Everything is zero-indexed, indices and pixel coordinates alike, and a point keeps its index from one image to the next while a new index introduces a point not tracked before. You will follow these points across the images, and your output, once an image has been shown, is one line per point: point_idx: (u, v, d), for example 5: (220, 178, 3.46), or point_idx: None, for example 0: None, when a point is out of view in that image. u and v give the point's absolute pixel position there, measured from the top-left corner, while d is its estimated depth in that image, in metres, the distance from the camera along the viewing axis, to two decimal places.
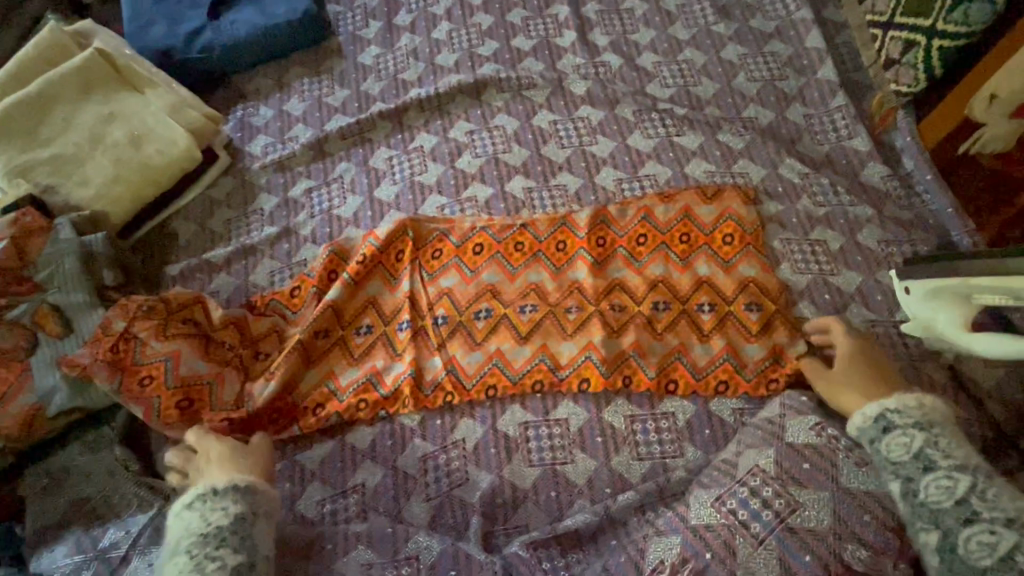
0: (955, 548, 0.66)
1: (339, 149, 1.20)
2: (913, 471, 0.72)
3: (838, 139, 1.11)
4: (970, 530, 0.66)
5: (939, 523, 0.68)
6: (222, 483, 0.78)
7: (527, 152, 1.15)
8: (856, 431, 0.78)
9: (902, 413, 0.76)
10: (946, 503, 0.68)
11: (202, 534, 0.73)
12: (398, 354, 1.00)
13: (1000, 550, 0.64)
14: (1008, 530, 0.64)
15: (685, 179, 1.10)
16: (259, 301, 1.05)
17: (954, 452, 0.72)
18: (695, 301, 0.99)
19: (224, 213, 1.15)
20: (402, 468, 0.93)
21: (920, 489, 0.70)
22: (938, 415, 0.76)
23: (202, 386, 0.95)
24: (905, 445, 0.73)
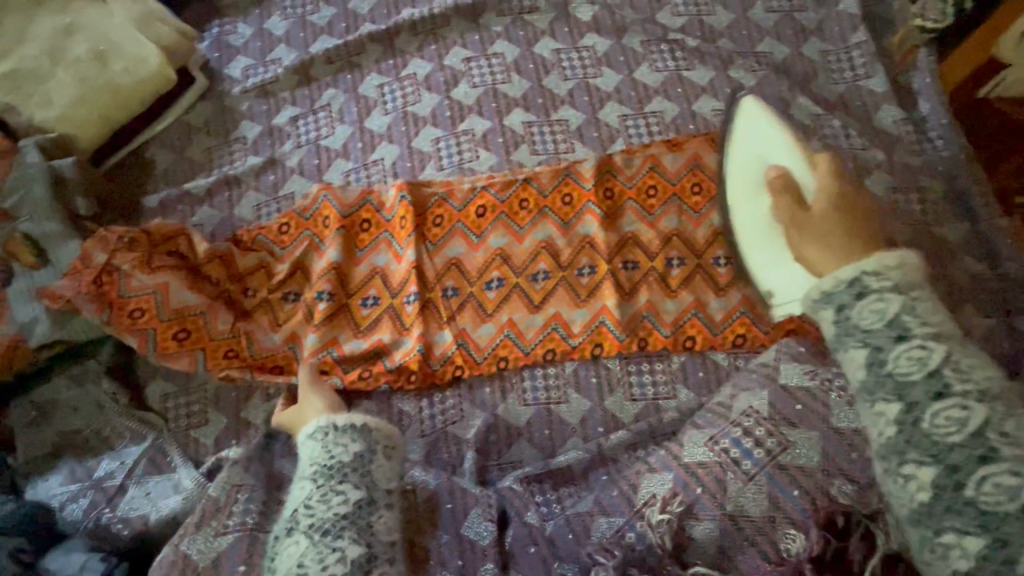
0: (919, 423, 0.57)
1: (325, 74, 1.11)
2: (885, 340, 0.60)
3: (855, 78, 1.06)
4: (940, 404, 0.57)
5: (904, 396, 0.59)
6: (342, 419, 0.74)
7: (528, 84, 1.08)
8: (819, 295, 0.65)
9: (880, 276, 0.62)
10: (916, 375, 0.58)
11: (326, 466, 0.71)
12: (406, 328, 0.96)
13: (972, 427, 0.55)
14: (979, 404, 0.56)
15: (692, 117, 1.05)
16: (245, 235, 1.00)
17: (931, 318, 0.60)
18: (710, 255, 0.99)
19: (203, 141, 1.08)
20: (397, 405, 0.93)
21: (890, 360, 0.60)
22: (920, 275, 0.62)
23: (196, 316, 0.92)
24: (880, 311, 0.61)
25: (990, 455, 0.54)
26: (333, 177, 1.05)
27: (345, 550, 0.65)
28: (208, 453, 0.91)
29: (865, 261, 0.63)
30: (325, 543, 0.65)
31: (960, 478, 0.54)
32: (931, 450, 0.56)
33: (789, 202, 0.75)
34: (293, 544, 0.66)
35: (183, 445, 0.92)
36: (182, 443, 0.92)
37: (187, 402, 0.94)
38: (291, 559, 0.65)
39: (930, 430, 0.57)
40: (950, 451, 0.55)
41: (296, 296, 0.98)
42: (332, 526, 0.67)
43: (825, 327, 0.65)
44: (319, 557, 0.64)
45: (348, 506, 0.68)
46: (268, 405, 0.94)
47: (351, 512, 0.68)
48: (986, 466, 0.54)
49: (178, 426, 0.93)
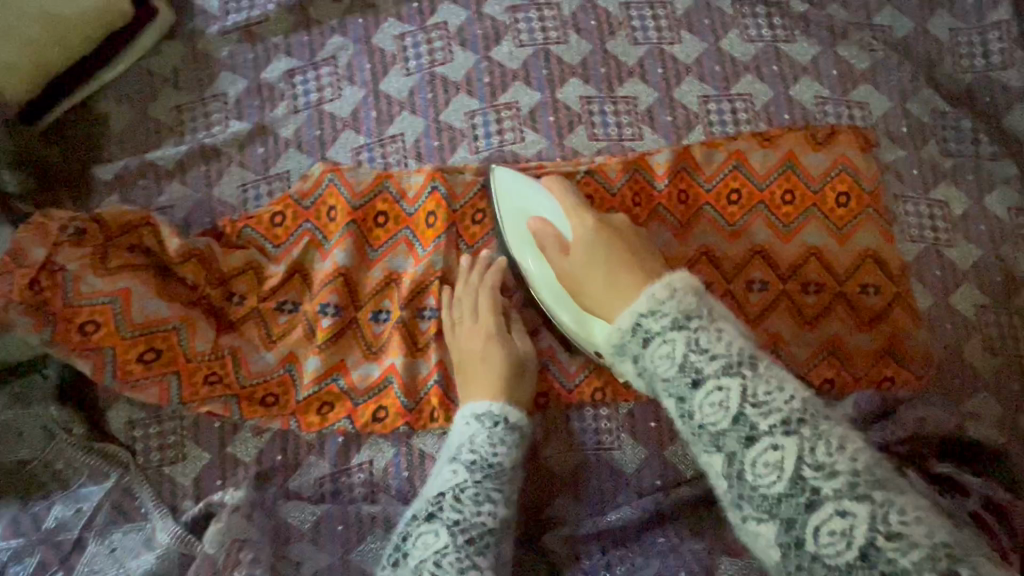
0: (743, 474, 0.53)
1: (330, 15, 0.87)
2: (681, 389, 0.58)
3: (987, 67, 0.87)
4: (754, 451, 0.53)
5: (722, 446, 0.55)
6: (515, 416, 0.71)
7: (588, 47, 0.86)
8: (614, 344, 0.65)
9: (653, 317, 0.62)
10: (721, 424, 0.55)
11: (488, 462, 0.67)
12: (422, 349, 0.80)
13: (789, 471, 0.51)
14: (787, 438, 0.52)
15: (788, 105, 0.85)
16: (227, 226, 0.79)
17: (717, 348, 0.57)
18: (801, 279, 0.81)
19: (170, 96, 0.84)
20: (417, 446, 0.78)
21: (695, 410, 0.57)
22: (697, 301, 0.62)
23: (168, 332, 0.74)
24: (668, 354, 0.59)
25: (812, 501, 0.49)
26: (339, 155, 0.83)
27: (482, 570, 0.59)
28: (188, 497, 0.75)
29: (640, 301, 0.63)
30: (466, 551, 0.60)
31: (799, 534, 0.50)
32: (763, 504, 0.52)
33: (554, 246, 0.75)
34: (432, 534, 0.61)
35: (156, 484, 0.76)
36: (154, 482, 0.76)
37: (160, 433, 0.77)
38: (428, 549, 0.60)
39: (756, 482, 0.52)
40: (777, 503, 0.51)
41: (294, 306, 0.79)
42: (479, 536, 0.62)
43: (631, 378, 0.65)
44: (459, 564, 0.59)
45: (495, 520, 0.63)
46: (260, 440, 0.77)
47: (494, 528, 0.63)
48: (813, 514, 0.49)
49: (150, 462, 0.76)
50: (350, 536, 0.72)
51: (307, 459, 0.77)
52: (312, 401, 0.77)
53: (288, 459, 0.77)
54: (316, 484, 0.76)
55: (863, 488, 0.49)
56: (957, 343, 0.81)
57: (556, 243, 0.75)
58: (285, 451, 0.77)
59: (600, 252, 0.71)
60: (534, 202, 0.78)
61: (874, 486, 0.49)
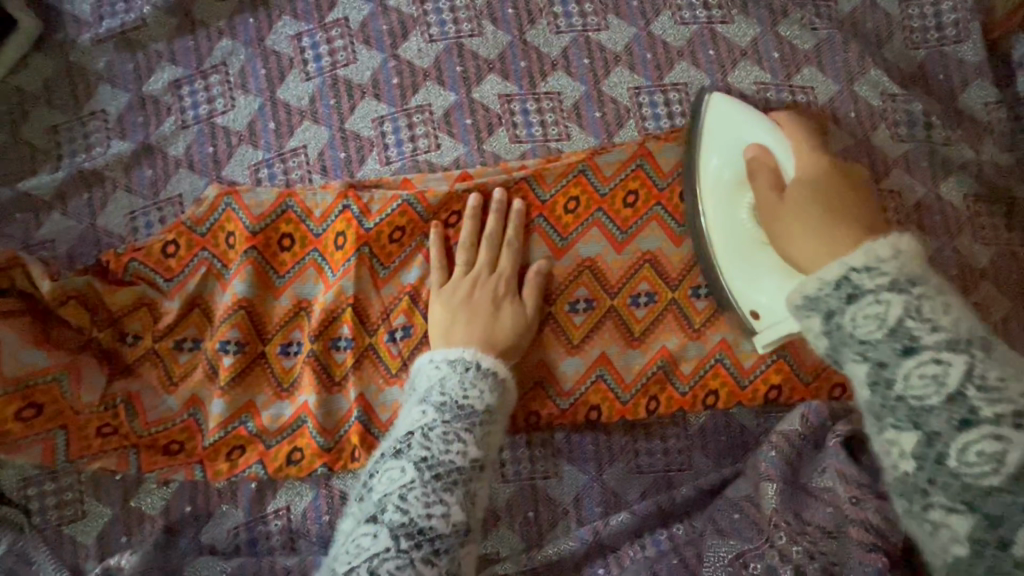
0: (943, 459, 0.42)
1: (218, 15, 0.78)
2: (887, 355, 0.44)
3: (940, 41, 0.80)
4: (964, 436, 0.41)
5: (921, 423, 0.42)
6: (488, 362, 0.62)
7: (506, 38, 0.78)
8: (803, 299, 0.48)
9: (873, 272, 0.45)
10: (933, 400, 0.42)
11: (458, 403, 0.57)
12: (339, 383, 0.73)
13: (1013, 463, 0.39)
14: (1019, 430, 0.40)
15: (727, 93, 0.78)
16: (110, 261, 0.72)
17: (942, 319, 0.43)
18: None
19: (44, 116, 0.76)
20: (338, 487, 0.72)
21: (896, 379, 0.44)
22: (925, 267, 0.46)
23: (48, 384, 0.67)
24: (878, 317, 0.44)
25: (969, 421, 0.41)
26: (236, 172, 0.76)
27: (449, 508, 0.51)
28: (91, 558, 0.70)
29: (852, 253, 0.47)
30: (432, 487, 0.51)
31: (1002, 528, 0.39)
32: (962, 491, 0.41)
33: (768, 181, 0.62)
34: (398, 469, 0.53)
35: (55, 547, 0.70)
36: (53, 544, 0.70)
37: (56, 491, 0.71)
38: (391, 485, 0.52)
39: (961, 469, 0.41)
40: (982, 495, 0.40)
41: (194, 343, 0.73)
42: (448, 474, 0.52)
43: (815, 343, 0.48)
44: (423, 499, 0.51)
45: (467, 460, 0.54)
46: (166, 491, 0.71)
47: (465, 468, 0.53)
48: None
49: (47, 522, 0.70)
50: None
51: (219, 508, 0.71)
52: (220, 447, 0.71)
53: (198, 509, 0.71)
54: (230, 534, 0.71)
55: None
56: None
57: (768, 173, 0.62)
58: (194, 501, 0.71)
59: (839, 188, 0.55)
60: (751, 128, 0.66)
61: None
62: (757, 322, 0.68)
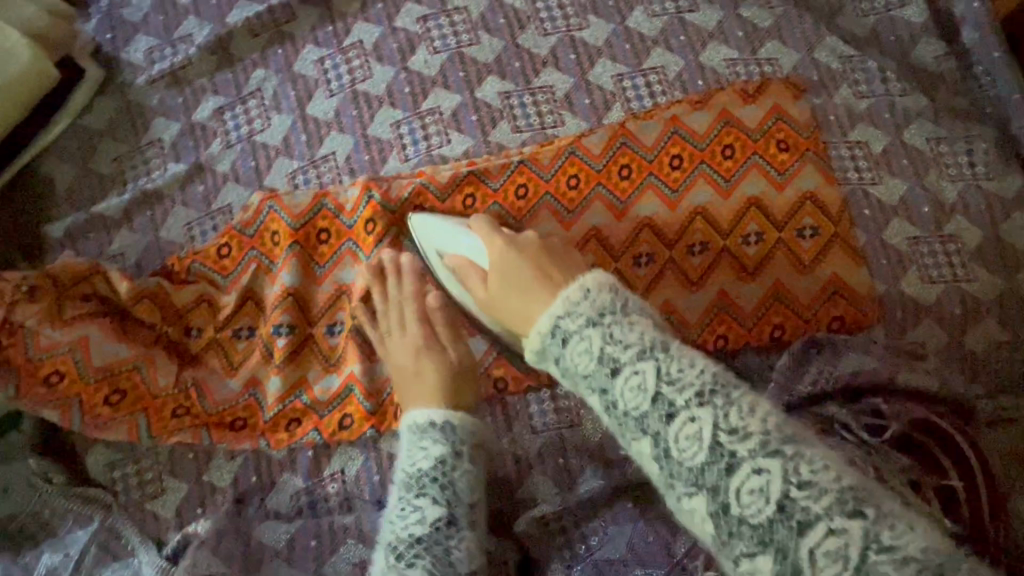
0: (669, 453, 0.45)
1: (250, 50, 0.90)
2: (602, 380, 0.49)
3: (887, 8, 0.89)
4: (620, 383, 0.48)
5: (646, 429, 0.46)
6: (420, 416, 0.63)
7: (500, 44, 0.89)
8: (536, 349, 0.55)
9: (572, 316, 0.52)
10: (644, 408, 0.46)
11: (405, 476, 0.60)
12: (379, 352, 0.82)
13: (708, 440, 0.44)
14: (705, 408, 0.45)
15: (700, 71, 0.88)
16: (175, 264, 0.82)
17: (631, 335, 0.49)
18: (741, 231, 0.83)
19: (110, 149, 0.88)
20: (386, 449, 0.80)
21: (617, 401, 0.48)
22: (616, 291, 0.53)
23: (130, 372, 0.77)
24: (587, 351, 0.50)
25: (731, 463, 0.42)
26: (277, 181, 0.87)
27: None
28: (172, 528, 0.77)
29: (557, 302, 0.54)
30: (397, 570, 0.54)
31: (723, 498, 0.42)
32: (689, 476, 0.44)
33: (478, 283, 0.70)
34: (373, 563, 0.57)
35: (139, 521, 0.78)
36: (138, 519, 0.77)
37: (137, 471, 0.79)
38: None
39: (680, 458, 0.45)
40: (702, 473, 0.43)
41: (250, 332, 0.82)
42: (406, 550, 0.55)
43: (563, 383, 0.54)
44: None
45: (425, 526, 0.56)
46: (234, 464, 0.79)
47: (428, 534, 0.56)
48: (805, 536, 0.39)
49: (131, 500, 0.79)
50: (325, 549, 0.74)
51: (282, 475, 0.80)
52: (280, 420, 0.80)
53: (263, 479, 0.80)
54: (293, 498, 0.79)
55: (708, 395, 0.45)
56: (894, 278, 0.83)
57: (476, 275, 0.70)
58: (260, 471, 0.80)
59: (513, 274, 0.64)
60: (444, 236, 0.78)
61: (717, 390, 0.45)
62: None
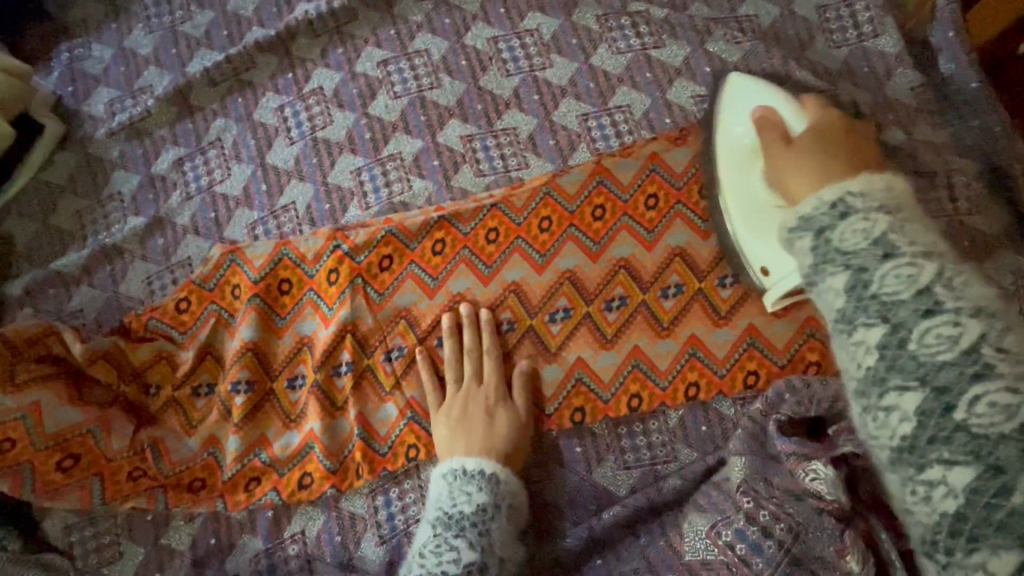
0: (904, 344, 0.47)
1: (210, 100, 0.89)
2: (868, 260, 0.50)
3: (859, 38, 0.87)
4: (888, 266, 0.49)
5: (889, 317, 0.48)
6: (471, 462, 0.72)
7: (462, 86, 0.88)
8: (796, 222, 0.55)
9: (864, 196, 0.52)
10: (905, 294, 0.48)
11: (447, 514, 0.69)
12: (340, 407, 0.80)
13: (965, 343, 0.45)
14: (974, 320, 0.46)
15: (668, 109, 0.86)
16: (133, 321, 0.81)
17: (920, 237, 0.51)
18: (717, 274, 0.81)
19: (69, 204, 0.87)
20: (347, 508, 0.78)
21: (874, 280, 0.49)
22: (902, 198, 0.53)
23: (84, 437, 0.75)
24: (864, 232, 0.51)
25: (982, 372, 0.44)
26: (237, 232, 0.85)
27: None
28: None
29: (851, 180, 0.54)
30: None
31: (950, 400, 0.44)
32: (917, 372, 0.46)
33: (775, 135, 0.66)
34: None
35: None
36: None
37: (95, 535, 0.77)
38: None
39: (915, 340, 0.46)
40: (936, 371, 0.45)
41: (209, 388, 0.81)
42: None
43: (802, 259, 0.54)
44: None
45: (458, 566, 0.64)
46: (192, 526, 0.77)
47: (459, 573, 0.64)
48: (978, 384, 0.44)
49: (88, 566, 0.77)
50: None
51: (240, 537, 0.77)
52: (238, 480, 0.78)
53: (221, 541, 0.77)
54: (252, 563, 0.76)
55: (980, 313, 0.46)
56: None
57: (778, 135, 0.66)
58: (218, 533, 0.77)
59: (836, 139, 0.61)
60: (764, 94, 0.70)
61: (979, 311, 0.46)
62: (766, 278, 0.74)
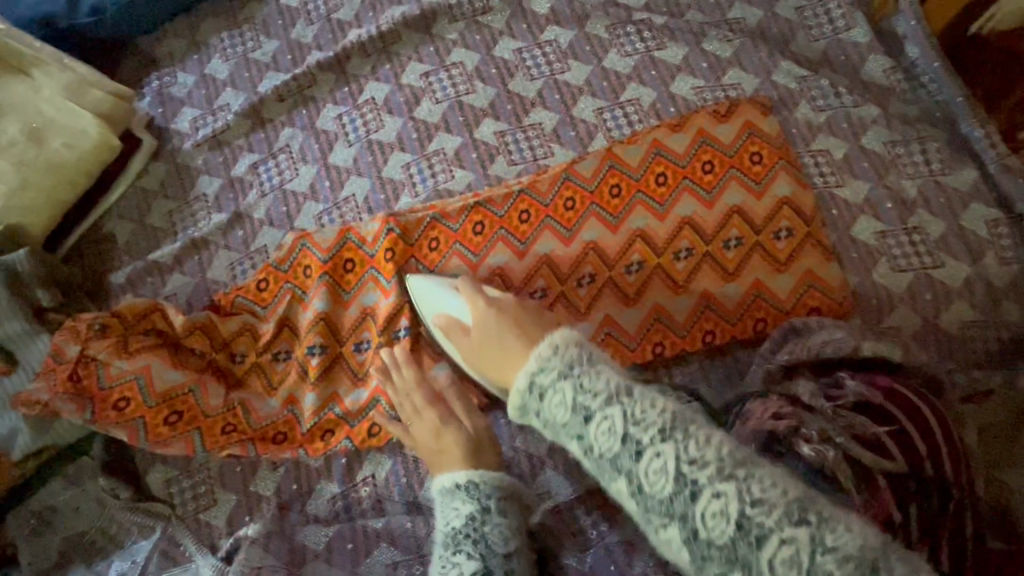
0: (641, 487, 0.50)
1: (279, 113, 1.05)
2: (578, 428, 0.53)
3: (835, 32, 1.00)
4: (593, 425, 0.52)
5: (620, 468, 0.51)
6: (445, 475, 0.72)
7: (493, 91, 1.02)
8: (520, 406, 0.58)
9: (547, 370, 0.56)
10: (614, 447, 0.51)
11: (443, 535, 0.68)
12: None
13: (673, 471, 0.49)
14: (665, 441, 0.50)
15: (672, 100, 0.99)
16: (221, 299, 0.94)
17: (645, 413, 0.51)
18: (723, 237, 0.92)
19: (162, 205, 1.02)
20: (411, 453, 0.89)
21: (593, 443, 0.52)
22: (581, 347, 0.57)
23: (185, 395, 0.87)
24: (610, 431, 0.51)
25: (694, 490, 0.48)
26: (306, 222, 0.99)
27: None
28: (223, 536, 0.86)
29: (529, 360, 0.58)
30: None
31: (692, 525, 0.48)
32: (722, 557, 0.47)
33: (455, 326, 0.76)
34: None
35: (194, 530, 0.86)
36: (192, 528, 0.86)
37: (192, 485, 0.89)
38: None
39: (708, 537, 0.47)
40: (669, 502, 0.49)
41: (287, 355, 0.93)
42: None
43: (585, 463, 0.54)
44: None
45: None
46: (277, 474, 0.89)
47: None
48: (696, 502, 0.48)
49: (187, 511, 0.87)
50: (360, 550, 0.81)
51: (319, 482, 0.88)
52: (316, 432, 0.90)
53: (303, 486, 0.88)
54: (330, 503, 0.87)
55: (670, 430, 0.50)
56: (867, 269, 0.90)
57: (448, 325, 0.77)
58: (299, 479, 0.88)
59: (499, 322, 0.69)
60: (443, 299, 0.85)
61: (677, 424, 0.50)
62: None
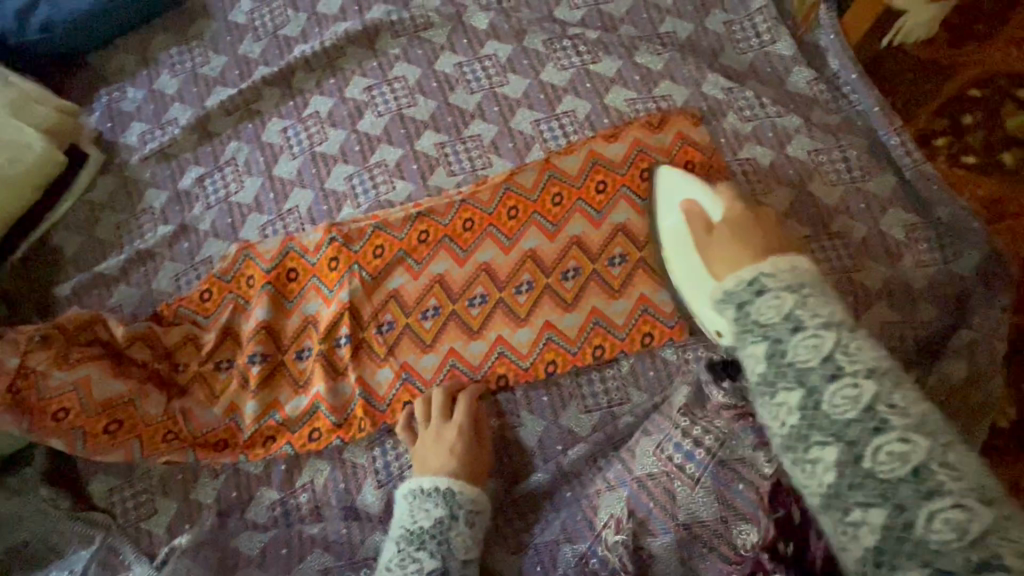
0: (819, 404, 0.58)
1: (226, 127, 1.07)
2: (782, 332, 0.63)
3: (761, 45, 1.04)
4: (835, 385, 0.58)
5: (804, 381, 0.60)
6: (428, 483, 0.81)
7: (434, 104, 1.05)
8: (723, 295, 0.70)
9: (775, 276, 0.68)
10: (812, 361, 0.60)
11: (409, 531, 0.77)
12: (341, 372, 0.94)
13: (864, 403, 0.57)
14: (869, 380, 0.58)
15: (606, 111, 1.03)
16: (164, 310, 0.96)
17: (821, 310, 0.64)
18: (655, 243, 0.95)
19: (110, 218, 1.04)
20: (350, 459, 0.91)
21: (789, 350, 0.62)
22: (810, 277, 0.68)
23: (124, 405, 0.89)
24: (777, 309, 0.65)
25: (881, 426, 0.55)
26: (250, 233, 1.01)
27: None
28: (163, 544, 0.88)
29: (763, 263, 0.70)
30: None
31: (858, 452, 0.55)
32: (878, 489, 0.53)
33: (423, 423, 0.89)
34: None
35: (135, 538, 0.88)
36: (133, 536, 0.88)
37: (133, 494, 0.90)
38: None
39: (872, 468, 0.54)
40: (845, 428, 0.56)
41: (229, 363, 0.95)
42: None
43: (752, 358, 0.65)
44: None
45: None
46: (217, 481, 0.90)
47: None
48: (876, 437, 0.55)
49: (128, 520, 0.89)
50: (293, 556, 0.84)
51: (259, 489, 0.90)
52: (258, 439, 0.91)
53: (242, 494, 0.90)
54: (269, 509, 0.89)
55: (863, 373, 0.59)
56: None
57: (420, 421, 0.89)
58: (239, 487, 0.90)
59: (747, 225, 0.77)
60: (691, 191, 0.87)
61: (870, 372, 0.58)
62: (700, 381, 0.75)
